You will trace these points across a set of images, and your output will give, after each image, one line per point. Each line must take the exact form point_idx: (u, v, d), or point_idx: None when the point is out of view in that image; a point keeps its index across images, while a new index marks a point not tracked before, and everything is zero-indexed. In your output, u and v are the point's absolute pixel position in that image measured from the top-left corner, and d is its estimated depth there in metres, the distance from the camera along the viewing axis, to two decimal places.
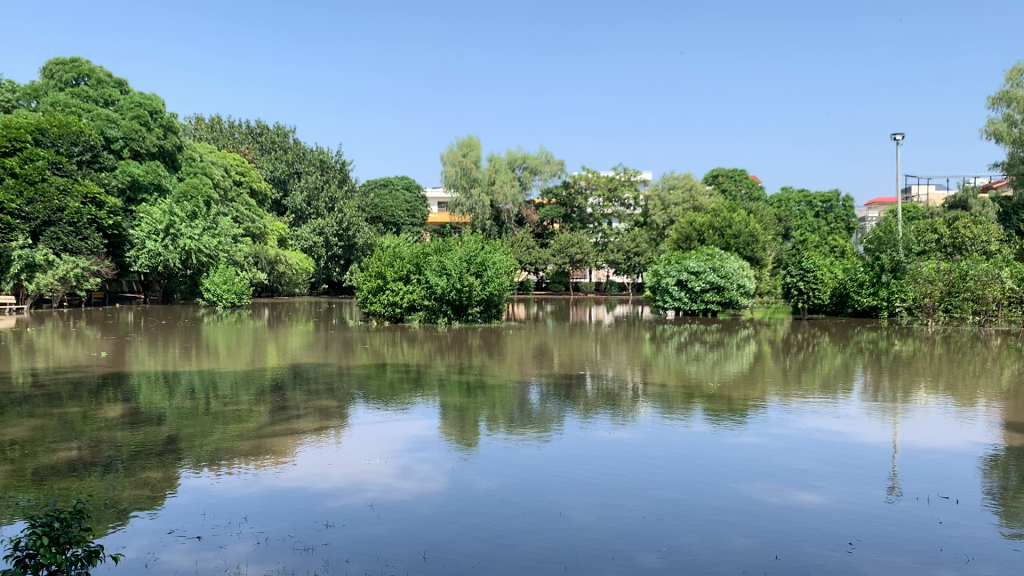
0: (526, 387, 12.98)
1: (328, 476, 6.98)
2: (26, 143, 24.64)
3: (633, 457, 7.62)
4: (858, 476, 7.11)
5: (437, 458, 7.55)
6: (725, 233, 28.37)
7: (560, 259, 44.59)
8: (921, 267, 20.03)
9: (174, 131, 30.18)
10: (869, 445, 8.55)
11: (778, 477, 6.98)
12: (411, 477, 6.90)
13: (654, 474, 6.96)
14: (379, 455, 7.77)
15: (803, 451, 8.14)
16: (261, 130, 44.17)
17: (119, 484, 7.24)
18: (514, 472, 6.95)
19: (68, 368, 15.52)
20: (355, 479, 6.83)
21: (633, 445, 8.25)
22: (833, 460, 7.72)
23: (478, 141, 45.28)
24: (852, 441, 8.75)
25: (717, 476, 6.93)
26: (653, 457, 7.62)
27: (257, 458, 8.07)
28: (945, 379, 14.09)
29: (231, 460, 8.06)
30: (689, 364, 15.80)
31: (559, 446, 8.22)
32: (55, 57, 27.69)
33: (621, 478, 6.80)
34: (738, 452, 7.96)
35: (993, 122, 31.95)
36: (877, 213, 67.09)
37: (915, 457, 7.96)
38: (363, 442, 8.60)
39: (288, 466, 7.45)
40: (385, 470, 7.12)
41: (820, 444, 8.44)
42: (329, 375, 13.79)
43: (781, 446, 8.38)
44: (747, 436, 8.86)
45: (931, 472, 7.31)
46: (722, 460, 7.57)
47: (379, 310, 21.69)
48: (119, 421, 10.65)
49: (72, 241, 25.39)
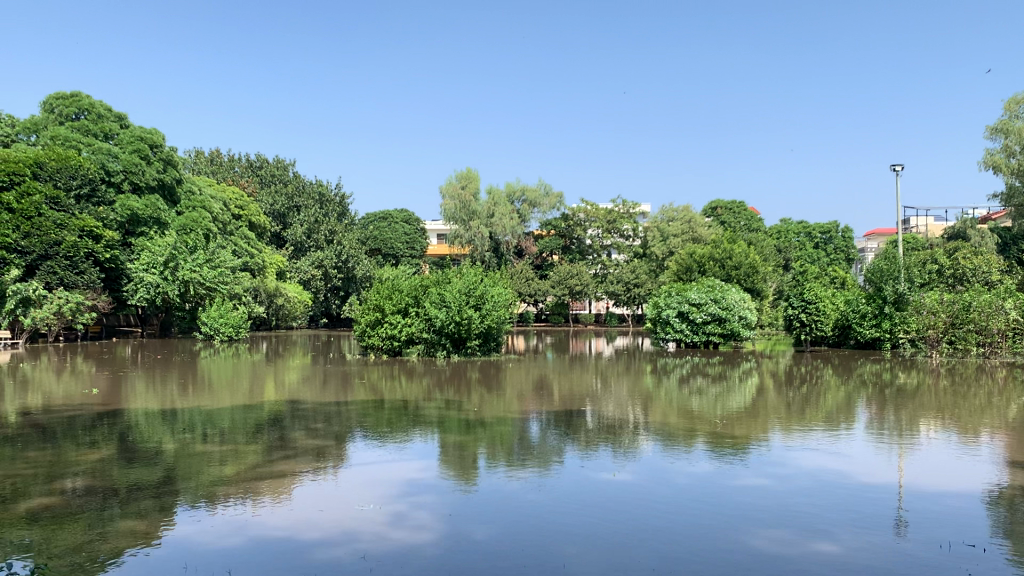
0: (526, 421, 12.78)
1: (318, 523, 6.77)
2: (24, 177, 24.62)
3: (637, 501, 7.42)
4: (874, 522, 6.92)
5: (435, 504, 7.34)
6: (725, 264, 28.29)
7: (559, 291, 44.50)
8: (925, 298, 20.21)
9: (174, 164, 30.22)
10: (878, 485, 8.40)
11: (789, 524, 6.80)
12: (406, 525, 6.71)
13: (655, 521, 6.76)
14: (373, 500, 7.55)
15: (812, 493, 7.94)
16: (261, 163, 44.31)
17: (107, 527, 7.06)
18: (515, 518, 6.77)
19: (62, 404, 15.33)
20: (345, 528, 6.63)
21: (635, 486, 8.04)
22: (845, 504, 7.54)
23: (477, 173, 45.52)
24: (861, 481, 8.60)
25: (722, 524, 6.73)
26: (657, 501, 7.42)
27: (250, 499, 7.86)
28: (950, 413, 13.84)
29: (224, 502, 7.85)
30: (690, 398, 15.55)
31: (561, 486, 8.02)
32: (56, 91, 27.73)
33: (622, 526, 6.61)
34: (745, 495, 7.75)
35: (991, 153, 32.05)
36: (876, 245, 67.21)
37: (928, 500, 7.80)
38: (359, 484, 8.38)
39: (278, 510, 7.24)
40: (380, 518, 6.93)
41: (829, 486, 8.28)
42: (327, 410, 13.62)
43: (787, 488, 8.18)
44: (754, 476, 8.65)
45: (947, 517, 7.14)
46: (728, 504, 7.37)
47: (377, 343, 21.55)
48: (112, 460, 10.46)
49: (68, 275, 25.31)
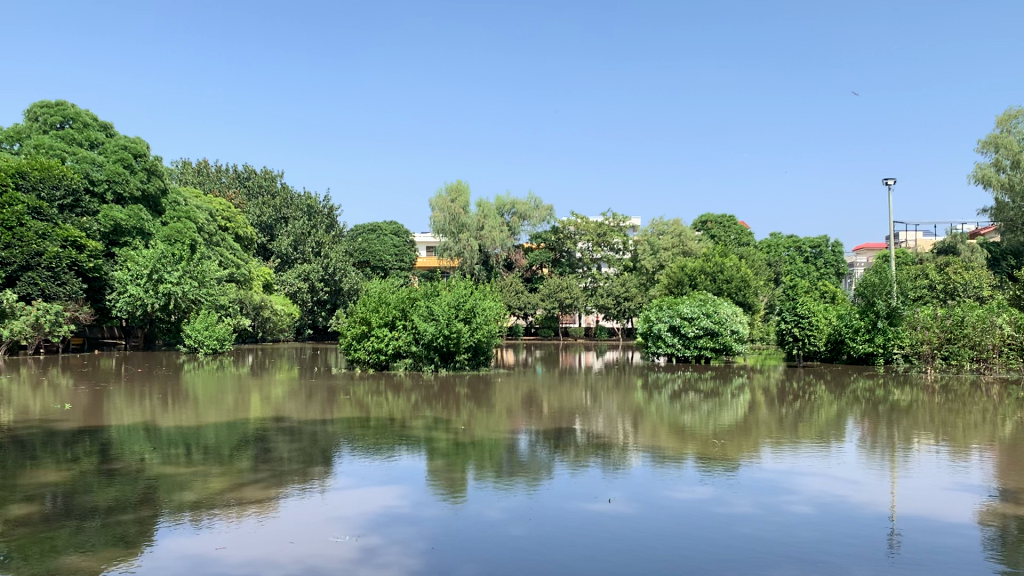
0: (516, 437, 12.56)
1: (289, 559, 6.41)
2: (6, 186, 24.26)
3: (621, 534, 7.11)
4: (895, 560, 6.66)
5: (414, 536, 6.99)
6: (717, 278, 28.15)
7: (549, 304, 44.37)
8: (918, 313, 19.98)
9: (159, 174, 29.87)
10: (884, 513, 8.20)
11: (792, 561, 6.51)
12: (376, 562, 6.35)
13: (637, 560, 6.41)
14: (348, 531, 7.19)
15: (811, 524, 7.64)
16: (249, 175, 44.00)
17: (73, 553, 6.74)
18: (498, 556, 6.43)
19: (40, 418, 14.97)
20: (312, 565, 6.27)
21: (626, 516, 7.75)
22: (852, 537, 7.28)
23: (467, 186, 45.38)
24: (866, 509, 8.37)
25: (710, 562, 6.41)
26: (649, 535, 7.12)
27: (222, 525, 7.49)
28: (944, 429, 13.62)
29: (198, 526, 7.51)
30: (682, 413, 15.31)
31: (549, 514, 7.73)
32: (41, 100, 27.36)
33: (604, 565, 6.27)
34: (741, 528, 7.44)
35: (981, 167, 32.12)
36: (866, 260, 67.34)
37: (934, 530, 7.62)
38: (341, 509, 8.06)
39: (242, 542, 6.86)
40: (353, 553, 6.57)
41: (834, 514, 8.05)
42: (312, 426, 13.38)
43: (787, 516, 7.93)
44: (752, 504, 8.36)
45: (967, 552, 6.96)
46: (722, 538, 7.06)
47: (364, 357, 21.27)
48: (91, 475, 10.17)
49: (49, 287, 24.91)
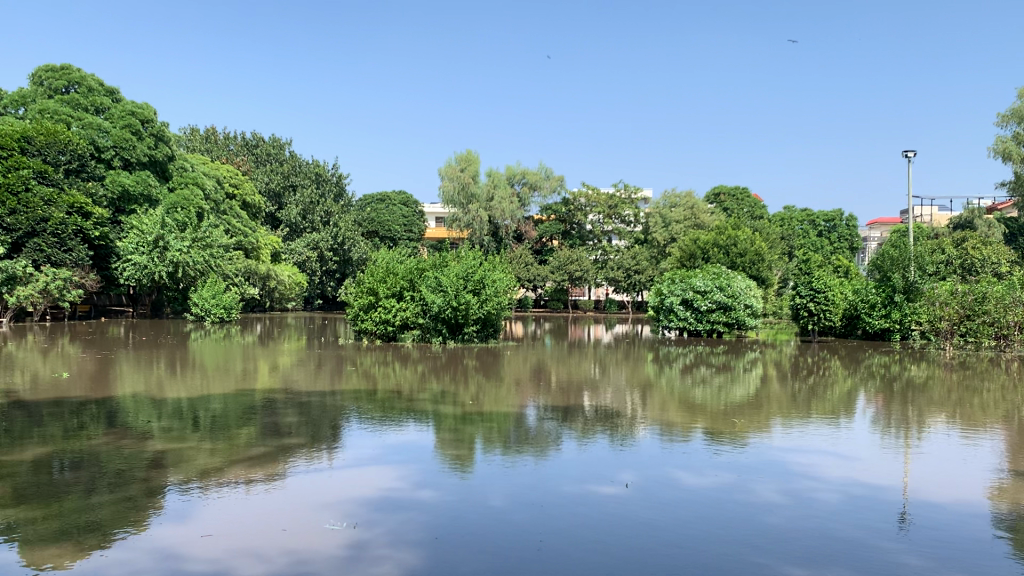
0: (523, 409, 12.42)
1: (279, 548, 6.05)
2: (11, 151, 24.02)
3: (634, 526, 6.66)
4: (927, 549, 6.30)
5: (414, 524, 6.64)
6: (730, 251, 27.76)
7: (559, 276, 44.04)
8: (938, 288, 19.57)
9: (166, 140, 29.56)
10: (910, 494, 7.92)
11: (818, 552, 6.15)
12: (367, 556, 5.94)
13: (650, 556, 5.97)
14: (344, 518, 6.81)
15: (838, 513, 7.21)
16: (257, 142, 43.66)
17: (58, 528, 6.48)
18: (502, 548, 6.08)
19: (46, 385, 14.91)
20: (301, 555, 5.89)
21: (640, 501, 7.42)
22: (878, 522, 6.96)
23: (477, 156, 44.89)
24: (890, 490, 8.09)
25: (729, 556, 5.96)
26: (667, 525, 6.71)
27: (212, 504, 7.17)
28: (960, 407, 13.38)
29: (190, 502, 7.24)
30: (693, 388, 15.07)
31: (558, 502, 7.33)
32: (46, 64, 27.02)
33: (615, 562, 5.84)
34: (763, 516, 7.02)
35: (1001, 140, 31.46)
36: (879, 234, 66.68)
37: (962, 510, 7.38)
38: (341, 490, 7.70)
39: (230, 527, 6.51)
40: (345, 543, 6.19)
41: (858, 497, 7.77)
42: (319, 397, 13.26)
43: (808, 499, 7.63)
44: (776, 490, 7.91)
45: (1000, 538, 6.62)
46: (748, 530, 6.62)
47: (371, 328, 21.12)
48: (96, 442, 10.08)
49: (55, 253, 24.75)
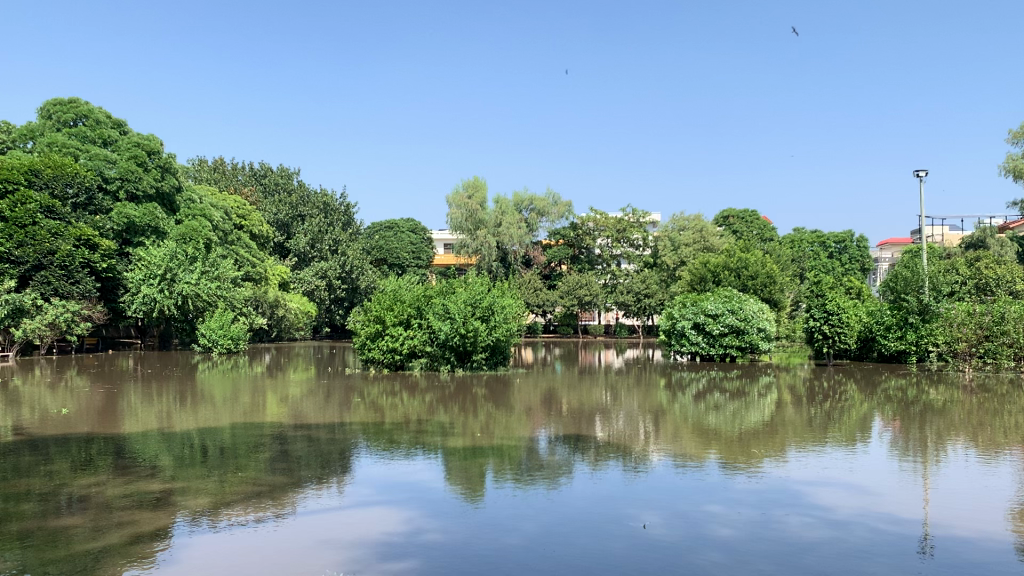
0: (534, 437, 12.23)
1: None
2: (19, 185, 24.11)
3: (652, 568, 6.31)
4: None
5: (420, 568, 6.35)
6: (741, 274, 27.52)
7: (568, 301, 43.83)
8: (954, 308, 19.25)
9: (173, 171, 29.65)
10: (939, 525, 7.59)
11: None
12: None
13: None
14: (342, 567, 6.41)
15: (872, 547, 6.85)
16: (265, 172, 43.84)
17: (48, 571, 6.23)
18: None
19: (54, 419, 14.80)
20: None
21: (658, 539, 7.07)
22: (911, 557, 6.61)
23: (484, 182, 44.89)
24: (916, 520, 7.77)
25: None
26: (691, 564, 6.36)
27: (209, 546, 6.88)
28: (980, 429, 13.08)
29: (187, 543, 6.99)
30: (706, 414, 14.77)
31: (574, 540, 7.01)
32: (54, 97, 27.17)
33: None
34: (794, 556, 6.61)
35: (1012, 158, 31.24)
36: (891, 254, 66.26)
37: (995, 541, 7.04)
38: (348, 532, 7.41)
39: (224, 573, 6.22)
40: None
41: (886, 529, 7.44)
42: (328, 427, 13.12)
43: (834, 533, 7.30)
44: (806, 524, 7.55)
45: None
46: (781, 568, 6.26)
47: (378, 356, 20.95)
48: (102, 476, 9.93)
49: (62, 285, 24.74)
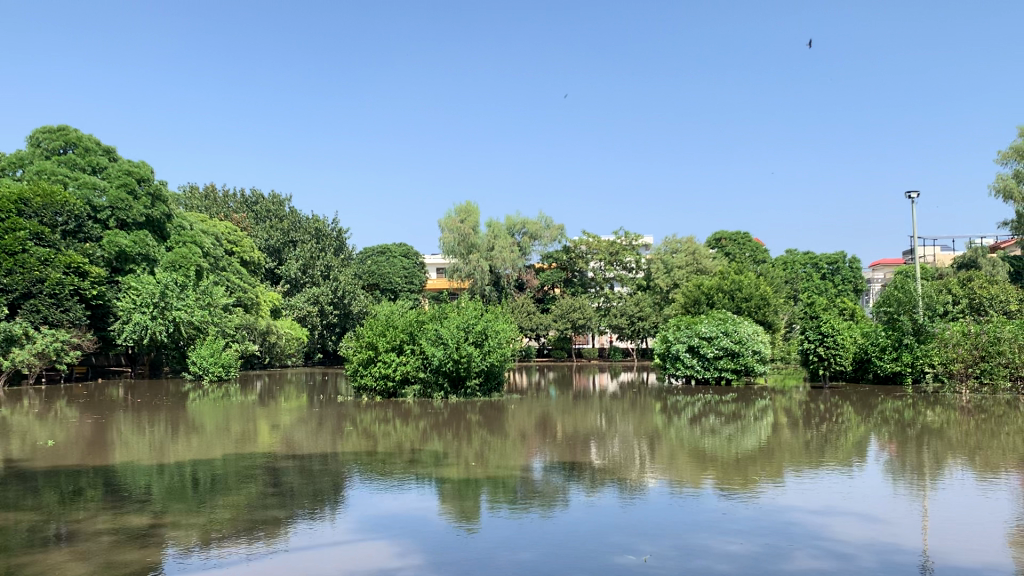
0: (530, 463, 12.10)
1: None
2: (8, 213, 24.01)
3: None
4: None
5: None
6: (735, 296, 27.47)
7: (561, 325, 43.73)
8: (949, 329, 19.19)
9: (163, 199, 29.57)
10: (951, 553, 7.39)
11: None
12: None
13: None
14: None
15: None
16: (256, 199, 43.82)
17: None
18: None
19: (43, 450, 14.59)
20: None
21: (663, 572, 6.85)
22: None
23: (477, 207, 44.93)
24: (925, 548, 7.60)
25: None
26: None
27: None
28: (979, 451, 12.98)
29: None
30: (702, 437, 14.65)
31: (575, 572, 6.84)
32: (43, 125, 27.10)
33: None
34: None
35: (1002, 178, 31.40)
36: (883, 274, 66.44)
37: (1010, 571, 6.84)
38: (341, 567, 7.21)
39: None
40: None
41: (896, 558, 7.25)
42: (321, 457, 12.96)
43: (843, 564, 7.11)
44: (812, 555, 7.37)
45: None
46: None
47: (370, 383, 20.77)
48: (91, 508, 9.75)
49: (52, 314, 24.53)
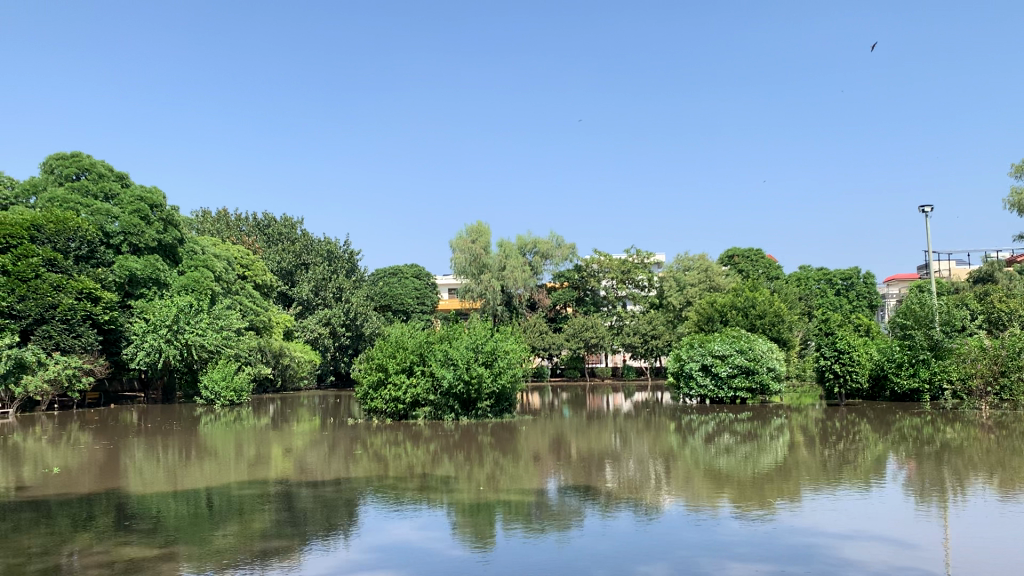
0: (543, 485, 11.97)
1: None
2: (21, 240, 24.17)
3: None
4: None
5: None
6: (749, 313, 27.24)
7: (574, 344, 43.55)
8: (967, 344, 18.96)
9: (175, 224, 29.72)
10: None
11: None
12: None
13: None
14: None
15: None
16: (268, 222, 44.01)
17: None
18: None
19: (56, 476, 14.56)
20: None
21: None
22: None
23: (488, 227, 44.88)
24: (947, 570, 7.40)
25: None
26: None
27: None
28: (1000, 468, 12.72)
29: None
30: (718, 457, 14.46)
31: None
32: (57, 152, 27.35)
33: None
34: None
35: (1016, 192, 31.10)
36: (898, 288, 65.89)
37: None
38: None
39: None
40: None
41: None
42: (333, 481, 12.89)
43: None
44: None
45: None
46: None
47: (381, 406, 20.70)
48: (103, 534, 9.69)
49: (64, 339, 24.60)
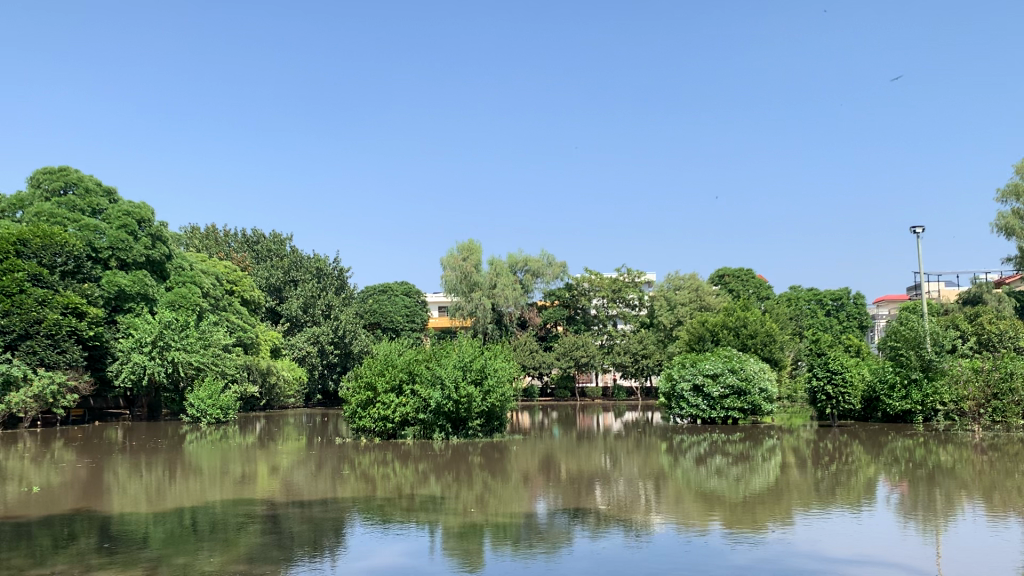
0: (532, 506, 11.78)
1: None
2: (7, 254, 23.95)
3: None
4: None
5: None
6: (740, 333, 27.15)
7: (564, 362, 43.46)
8: (960, 365, 19.04)
9: (163, 240, 29.54)
10: None
11: None
12: None
13: None
14: None
15: None
16: (257, 238, 43.85)
17: None
18: None
19: (38, 495, 14.30)
20: None
21: None
22: None
23: (478, 245, 44.71)
24: None
25: None
26: None
27: None
28: (993, 490, 12.60)
29: None
30: (709, 478, 14.30)
31: None
32: (44, 167, 27.19)
33: None
34: None
35: (1003, 216, 31.26)
36: (888, 310, 66.04)
37: None
38: None
39: None
40: None
41: None
42: (320, 501, 12.69)
43: None
44: None
45: None
46: None
47: (369, 425, 20.48)
48: (85, 553, 9.54)
49: (48, 355, 24.30)
